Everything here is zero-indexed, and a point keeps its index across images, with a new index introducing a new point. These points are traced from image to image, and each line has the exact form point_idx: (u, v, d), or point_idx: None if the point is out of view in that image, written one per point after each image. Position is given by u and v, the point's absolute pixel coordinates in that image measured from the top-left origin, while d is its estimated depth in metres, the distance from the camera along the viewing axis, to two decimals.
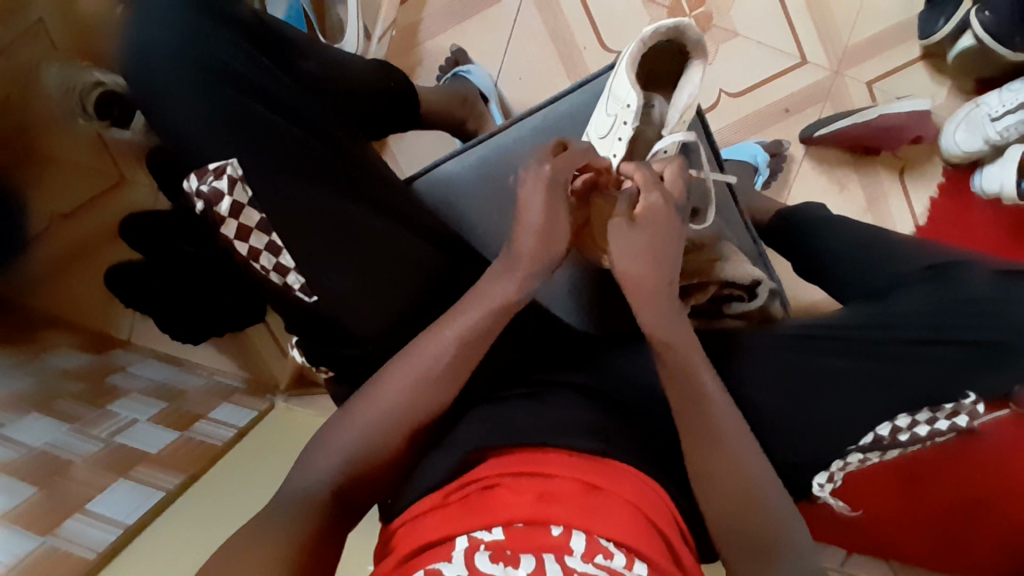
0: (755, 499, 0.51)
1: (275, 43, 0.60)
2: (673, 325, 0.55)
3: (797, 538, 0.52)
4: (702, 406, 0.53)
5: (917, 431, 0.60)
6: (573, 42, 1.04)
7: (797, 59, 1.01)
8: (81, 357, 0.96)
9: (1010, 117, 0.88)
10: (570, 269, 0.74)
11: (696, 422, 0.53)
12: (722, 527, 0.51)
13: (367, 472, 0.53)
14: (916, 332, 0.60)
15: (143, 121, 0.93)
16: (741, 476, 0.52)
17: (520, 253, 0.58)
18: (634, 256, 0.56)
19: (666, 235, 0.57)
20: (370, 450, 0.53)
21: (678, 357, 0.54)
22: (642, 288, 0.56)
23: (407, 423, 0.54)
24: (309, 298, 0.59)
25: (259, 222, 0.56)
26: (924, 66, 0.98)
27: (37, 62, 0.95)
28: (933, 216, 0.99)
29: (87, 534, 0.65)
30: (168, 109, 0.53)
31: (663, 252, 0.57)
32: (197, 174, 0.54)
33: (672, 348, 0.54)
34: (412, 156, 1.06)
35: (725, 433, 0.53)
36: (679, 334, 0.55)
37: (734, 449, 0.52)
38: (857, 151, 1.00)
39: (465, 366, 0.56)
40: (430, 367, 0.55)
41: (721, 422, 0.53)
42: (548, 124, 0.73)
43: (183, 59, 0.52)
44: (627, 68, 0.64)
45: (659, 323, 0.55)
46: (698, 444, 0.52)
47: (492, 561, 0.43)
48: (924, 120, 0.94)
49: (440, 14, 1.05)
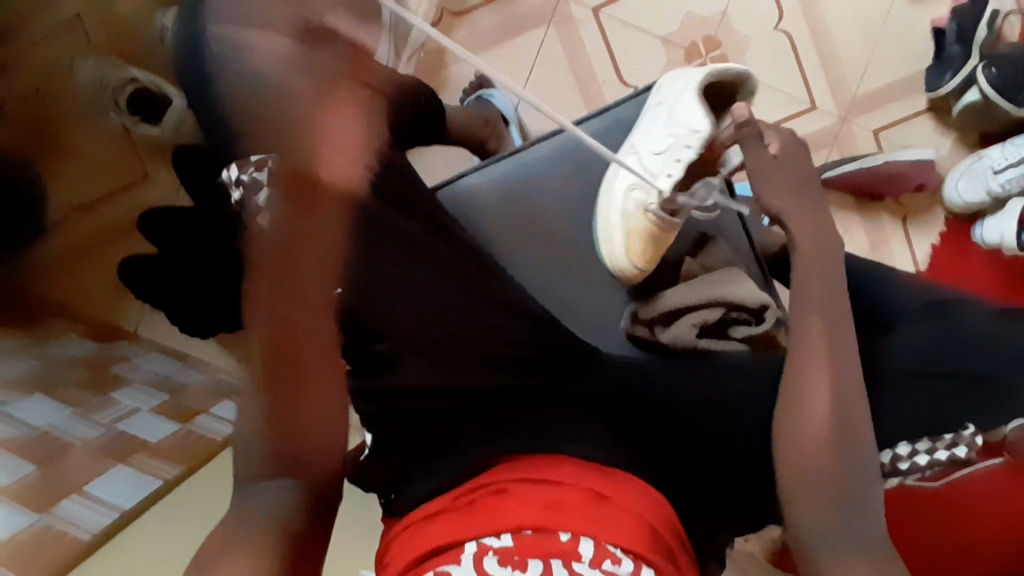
0: (843, 443, 0.52)
1: (317, 48, 0.63)
2: (823, 259, 0.60)
3: (869, 507, 0.51)
4: (837, 339, 0.55)
5: (916, 460, 0.64)
6: (592, 74, 1.07)
7: (806, 104, 1.05)
8: (87, 346, 0.97)
9: (1012, 171, 0.91)
10: (556, 300, 0.73)
11: (833, 351, 0.55)
12: (798, 469, 0.52)
13: (284, 444, 0.53)
14: (916, 365, 0.62)
15: (180, 112, 0.95)
16: (829, 412, 0.52)
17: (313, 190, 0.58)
18: (783, 192, 0.63)
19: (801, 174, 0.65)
20: (279, 429, 0.53)
21: (814, 291, 0.58)
22: (797, 214, 0.62)
23: (286, 405, 0.54)
24: (331, 291, 0.60)
25: (290, 214, 0.62)
26: (929, 118, 1.02)
27: (65, 54, 1.00)
28: (933, 261, 1.01)
29: (82, 514, 0.67)
30: None
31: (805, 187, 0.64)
32: (240, 164, 0.65)
33: (805, 280, 0.59)
34: (430, 172, 1.09)
35: (843, 364, 0.55)
36: (804, 256, 0.60)
37: (850, 393, 0.54)
38: (864, 197, 1.02)
39: (294, 340, 0.55)
40: (280, 344, 0.54)
41: (839, 367, 0.54)
42: (518, 163, 0.76)
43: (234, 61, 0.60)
44: (698, 96, 0.68)
45: (812, 249, 0.61)
46: (808, 394, 0.53)
47: (499, 564, 0.46)
48: (928, 169, 0.99)
49: (468, 39, 1.09)
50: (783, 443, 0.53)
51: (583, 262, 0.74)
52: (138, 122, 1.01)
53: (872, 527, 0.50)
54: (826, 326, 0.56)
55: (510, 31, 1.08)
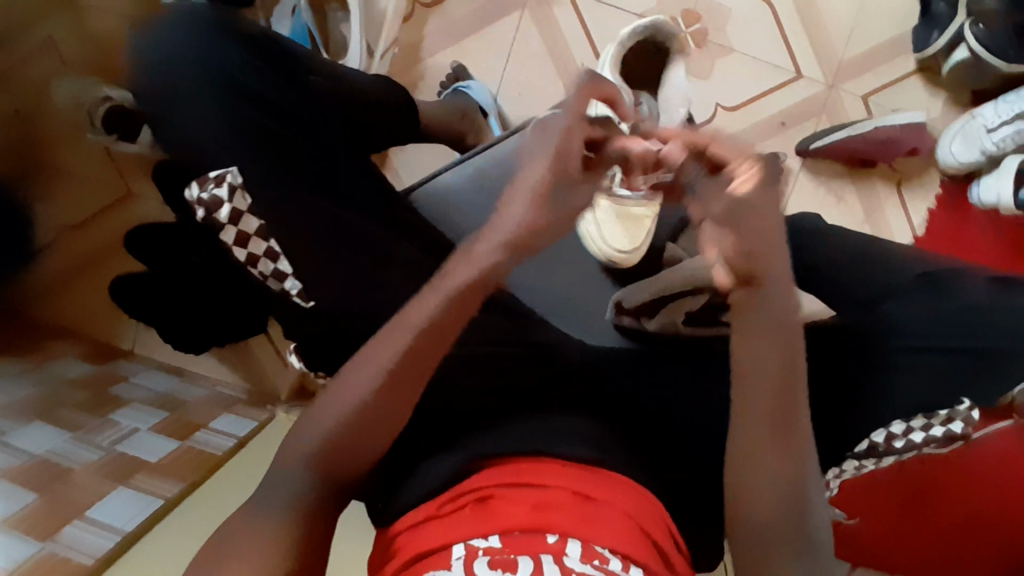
0: (779, 438, 0.48)
1: (283, 61, 0.62)
2: (782, 318, 0.50)
3: (815, 513, 0.48)
4: (791, 397, 0.49)
5: (912, 437, 0.61)
6: (571, 58, 1.05)
7: (792, 73, 1.02)
8: (86, 366, 0.95)
9: (1006, 128, 0.89)
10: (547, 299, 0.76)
11: (769, 381, 0.49)
12: (751, 527, 0.47)
13: (361, 439, 0.52)
14: (927, 340, 0.62)
15: (148, 138, 0.96)
16: (783, 471, 0.47)
17: (471, 260, 0.55)
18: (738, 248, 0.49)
19: (767, 221, 0.50)
20: (361, 407, 0.52)
21: (764, 349, 0.49)
22: (751, 278, 0.49)
23: (389, 400, 0.52)
24: (306, 304, 0.59)
25: (258, 228, 0.57)
26: (919, 79, 1.00)
27: (48, 77, 0.98)
28: (931, 227, 0.99)
29: (86, 542, 0.66)
30: (182, 123, 0.57)
31: (768, 232, 0.50)
32: (198, 182, 0.56)
33: (757, 337, 0.50)
34: (412, 169, 1.07)
35: (799, 424, 0.49)
36: (750, 324, 0.50)
37: (789, 393, 0.49)
38: (855, 164, 1.00)
39: (447, 346, 0.54)
40: (422, 346, 0.53)
41: (793, 431, 0.48)
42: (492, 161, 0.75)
43: (201, 74, 0.57)
44: (609, 68, 0.68)
45: (769, 312, 0.50)
46: (748, 391, 0.49)
47: (489, 567, 0.45)
48: (918, 132, 0.96)
49: (443, 31, 1.07)
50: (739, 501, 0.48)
51: (578, 264, 0.79)
52: (115, 141, 0.98)
53: (818, 529, 0.47)
54: (782, 384, 0.49)
55: (483, 20, 1.06)
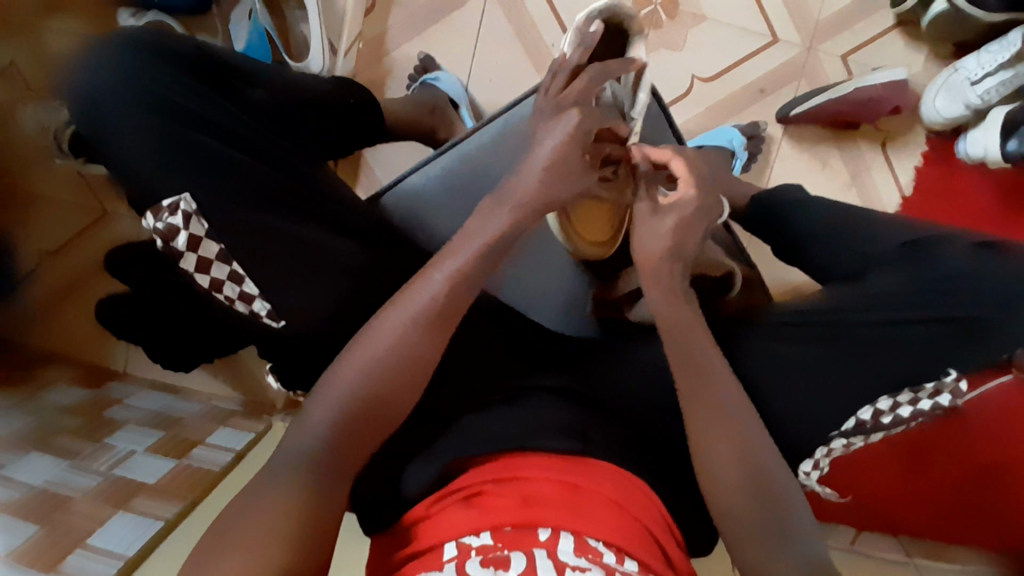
0: (712, 416, 0.52)
1: (223, 81, 0.61)
2: (693, 320, 0.57)
3: (792, 494, 0.51)
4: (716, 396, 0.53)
5: (900, 412, 0.62)
6: (540, 39, 1.02)
7: (768, 37, 1.00)
8: (78, 393, 0.95)
9: (991, 79, 0.87)
10: (534, 294, 0.78)
11: (688, 368, 0.54)
12: (732, 527, 0.50)
13: (347, 451, 0.51)
14: (892, 314, 0.61)
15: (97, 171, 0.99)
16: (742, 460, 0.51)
17: (468, 236, 0.57)
18: (657, 238, 0.60)
19: (688, 226, 0.61)
20: (347, 419, 0.51)
21: (685, 329, 0.56)
22: (652, 270, 0.59)
23: (385, 391, 0.52)
24: (276, 323, 0.60)
25: (218, 253, 0.56)
26: (899, 34, 0.97)
27: (12, 103, 0.99)
28: (918, 185, 0.98)
29: (90, 567, 0.63)
30: (109, 145, 0.54)
31: (685, 242, 0.61)
32: (152, 211, 0.54)
33: (673, 332, 0.56)
34: (386, 165, 1.06)
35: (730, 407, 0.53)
36: (664, 318, 0.57)
37: (707, 362, 0.55)
38: (837, 127, 0.99)
39: (440, 356, 0.54)
40: (421, 364, 0.53)
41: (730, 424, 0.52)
42: (466, 159, 0.75)
43: (120, 89, 0.53)
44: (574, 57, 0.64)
45: (673, 306, 0.58)
46: (703, 388, 0.53)
47: (481, 565, 0.44)
48: (901, 90, 0.93)
49: (406, 22, 1.04)
50: (714, 493, 0.51)
51: (553, 255, 0.78)
52: (82, 163, 0.96)
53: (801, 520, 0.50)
54: (693, 365, 0.55)
55: (448, 7, 1.03)
